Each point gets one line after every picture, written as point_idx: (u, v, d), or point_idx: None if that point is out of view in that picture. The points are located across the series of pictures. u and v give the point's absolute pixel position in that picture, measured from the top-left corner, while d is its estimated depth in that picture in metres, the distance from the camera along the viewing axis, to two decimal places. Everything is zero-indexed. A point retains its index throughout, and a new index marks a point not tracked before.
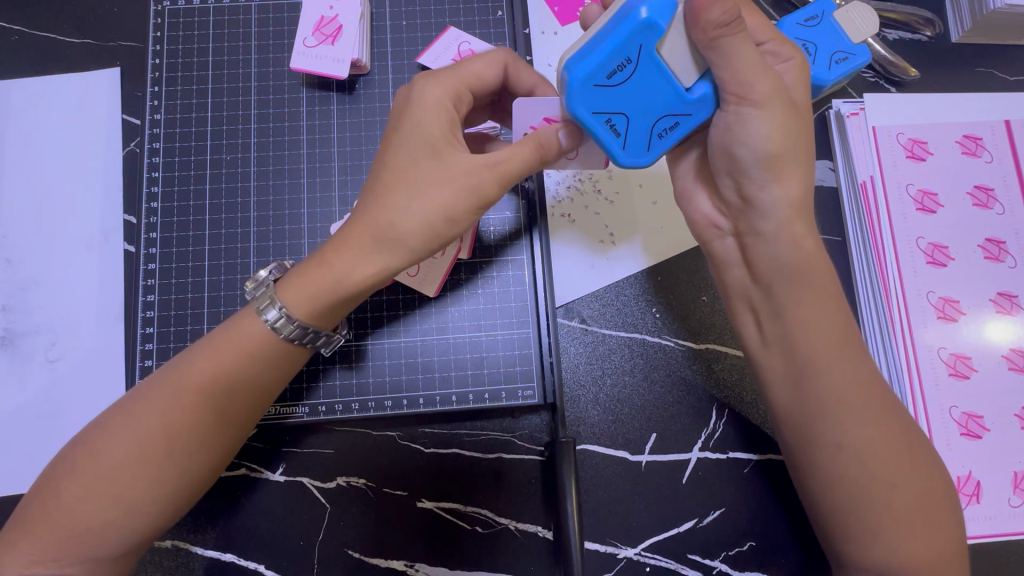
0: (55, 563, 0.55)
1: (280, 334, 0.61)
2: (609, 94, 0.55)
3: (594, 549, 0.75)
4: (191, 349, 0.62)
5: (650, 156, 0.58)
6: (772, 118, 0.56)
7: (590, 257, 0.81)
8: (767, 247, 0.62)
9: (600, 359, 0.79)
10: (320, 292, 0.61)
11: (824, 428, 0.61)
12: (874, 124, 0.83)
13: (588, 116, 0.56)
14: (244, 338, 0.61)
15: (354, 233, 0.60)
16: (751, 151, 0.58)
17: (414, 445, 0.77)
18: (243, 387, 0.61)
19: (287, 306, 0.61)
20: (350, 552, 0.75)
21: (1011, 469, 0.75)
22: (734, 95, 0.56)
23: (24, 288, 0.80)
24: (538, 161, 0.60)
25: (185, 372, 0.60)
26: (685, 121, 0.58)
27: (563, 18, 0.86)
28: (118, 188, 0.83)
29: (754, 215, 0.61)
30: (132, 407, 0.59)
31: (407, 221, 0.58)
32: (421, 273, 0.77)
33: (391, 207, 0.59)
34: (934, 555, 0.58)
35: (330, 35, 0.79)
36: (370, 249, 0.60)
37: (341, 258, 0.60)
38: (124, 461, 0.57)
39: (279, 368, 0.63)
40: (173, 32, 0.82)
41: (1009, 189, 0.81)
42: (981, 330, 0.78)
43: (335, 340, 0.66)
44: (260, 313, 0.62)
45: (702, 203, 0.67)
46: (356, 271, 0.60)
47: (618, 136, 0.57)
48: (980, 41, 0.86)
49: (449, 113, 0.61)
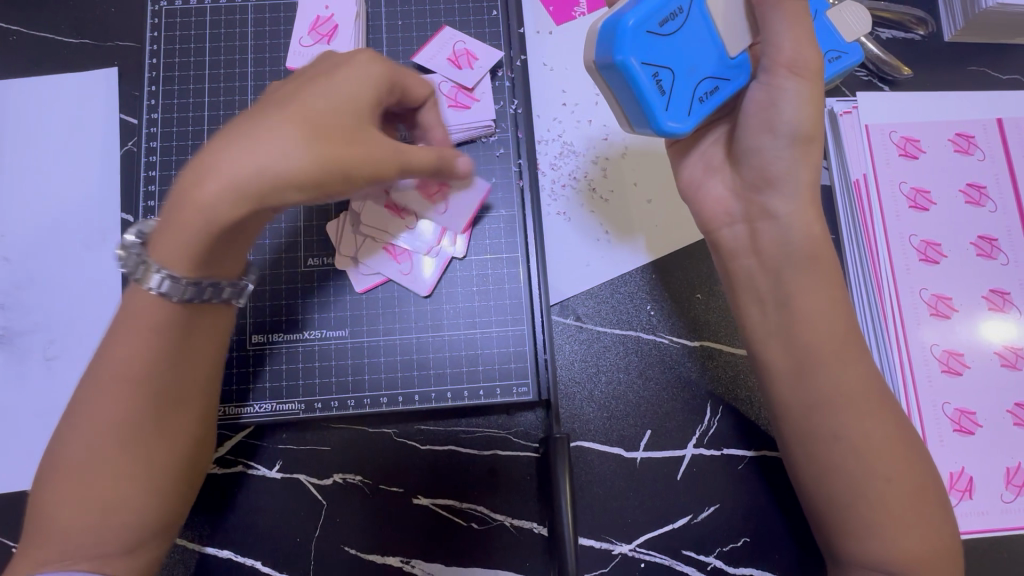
0: (61, 563, 0.55)
1: (161, 292, 0.54)
2: (657, 46, 0.58)
3: (588, 545, 0.76)
4: (102, 343, 0.57)
5: (691, 119, 0.60)
6: (808, 91, 0.58)
7: (583, 255, 0.81)
8: (782, 230, 0.63)
9: (594, 356, 0.80)
10: (181, 227, 0.51)
11: (823, 421, 0.61)
12: (867, 123, 0.83)
13: (638, 66, 0.57)
14: (142, 314, 0.55)
15: (222, 136, 0.50)
16: (785, 129, 0.60)
17: (409, 442, 0.77)
18: (187, 361, 0.59)
19: (160, 260, 0.53)
20: (347, 549, 0.75)
21: (1003, 465, 0.76)
22: (784, 66, 0.58)
23: (22, 287, 0.81)
24: (434, 169, 0.58)
25: (106, 361, 0.56)
26: (724, 87, 0.61)
27: (557, 18, 0.87)
28: (115, 188, 0.83)
29: (771, 194, 0.63)
30: (79, 413, 0.56)
31: (274, 127, 0.50)
32: (414, 270, 0.78)
33: (266, 120, 0.51)
34: (928, 549, 0.59)
35: (325, 35, 0.81)
36: (223, 150, 0.49)
37: (191, 169, 0.50)
38: (97, 452, 0.56)
39: (217, 341, 0.62)
40: (169, 32, 0.83)
41: (1001, 187, 0.82)
42: (974, 327, 0.79)
43: (245, 287, 0.61)
44: (140, 280, 0.54)
45: (714, 191, 0.68)
46: (206, 180, 0.49)
47: (664, 92, 0.58)
48: (973, 40, 0.87)
49: (368, 77, 0.57)
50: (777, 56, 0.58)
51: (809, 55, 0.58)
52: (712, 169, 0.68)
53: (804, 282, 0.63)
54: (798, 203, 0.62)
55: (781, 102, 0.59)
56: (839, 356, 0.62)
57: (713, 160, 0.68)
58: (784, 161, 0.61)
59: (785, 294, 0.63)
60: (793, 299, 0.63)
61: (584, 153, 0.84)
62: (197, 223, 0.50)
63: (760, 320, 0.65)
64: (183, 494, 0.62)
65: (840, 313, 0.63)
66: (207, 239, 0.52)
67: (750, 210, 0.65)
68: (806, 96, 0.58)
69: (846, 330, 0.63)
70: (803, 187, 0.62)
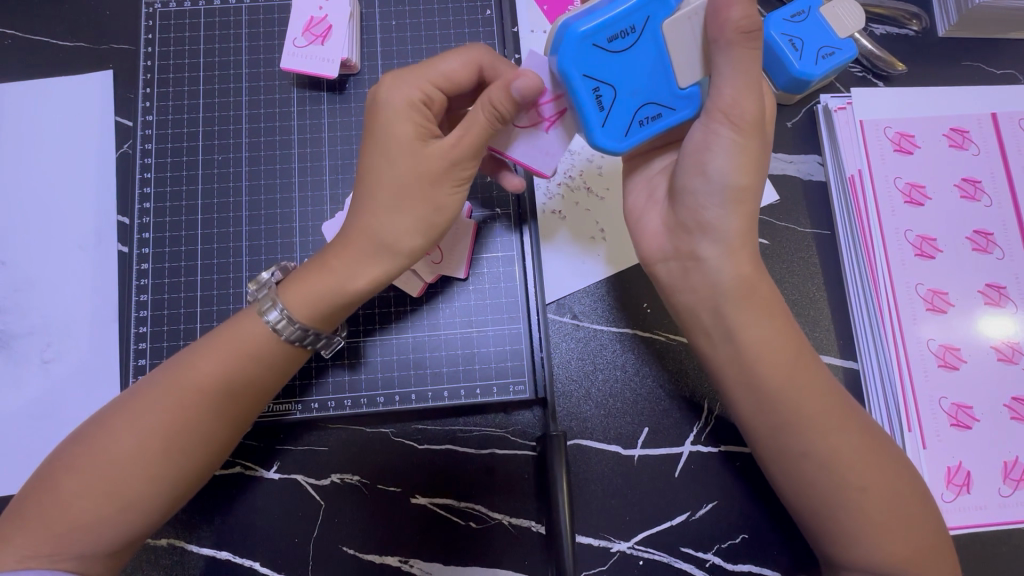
0: (50, 558, 0.56)
1: (288, 338, 0.63)
2: (601, 62, 0.56)
3: (586, 543, 0.76)
4: (189, 351, 0.63)
5: (626, 141, 0.59)
6: (741, 144, 0.57)
7: (578, 254, 0.81)
8: (712, 269, 0.62)
9: (591, 354, 0.80)
10: (327, 303, 0.63)
11: (791, 439, 0.61)
12: (862, 118, 0.83)
13: (580, 78, 0.56)
14: (244, 339, 0.62)
15: (352, 239, 0.63)
16: (717, 178, 0.58)
17: (407, 442, 0.77)
18: (247, 389, 0.62)
19: (287, 301, 0.62)
20: (345, 549, 0.75)
21: (1000, 460, 0.76)
22: (720, 111, 0.56)
23: (19, 290, 0.81)
24: (497, 123, 0.59)
25: (187, 371, 0.61)
26: (666, 115, 0.59)
27: (552, 16, 0.84)
28: (111, 189, 0.83)
29: (702, 239, 0.62)
30: (130, 409, 0.60)
31: (404, 226, 0.61)
32: (445, 257, 0.77)
33: (382, 217, 0.61)
34: (920, 545, 0.59)
35: (319, 36, 0.79)
36: (370, 258, 0.63)
37: (351, 265, 0.63)
38: (131, 455, 0.58)
39: (279, 369, 0.64)
40: (164, 34, 0.83)
41: (996, 182, 0.82)
42: (971, 321, 0.79)
43: (336, 340, 0.67)
44: (264, 315, 0.62)
45: (650, 226, 0.68)
46: (358, 281, 0.63)
47: (602, 108, 0.58)
48: (967, 35, 0.87)
49: (418, 121, 0.61)
50: (717, 101, 0.56)
51: (747, 106, 0.56)
52: (654, 199, 0.68)
53: (745, 318, 0.62)
54: (727, 247, 0.61)
55: (715, 150, 0.58)
56: (803, 369, 0.61)
57: (656, 190, 0.68)
58: (710, 204, 0.60)
59: (729, 328, 0.62)
60: (737, 331, 0.62)
61: (580, 152, 0.84)
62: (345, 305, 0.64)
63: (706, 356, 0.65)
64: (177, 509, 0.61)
65: (797, 331, 0.63)
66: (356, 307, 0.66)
67: (681, 250, 0.64)
68: (741, 149, 0.57)
69: (807, 346, 0.63)
70: (738, 236, 0.61)
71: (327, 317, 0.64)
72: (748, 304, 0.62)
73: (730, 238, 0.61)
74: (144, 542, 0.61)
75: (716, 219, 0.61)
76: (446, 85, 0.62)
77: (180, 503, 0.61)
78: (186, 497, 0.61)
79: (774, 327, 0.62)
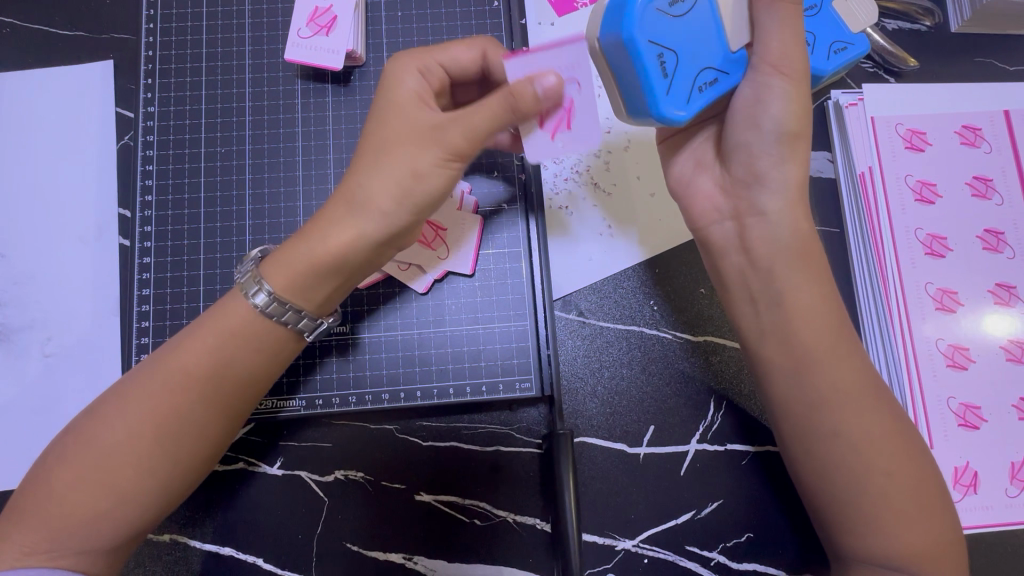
0: (48, 555, 0.55)
1: (264, 310, 0.61)
2: (661, 31, 0.54)
3: (591, 541, 0.76)
4: (179, 336, 0.62)
5: (688, 108, 0.56)
6: (795, 90, 0.57)
7: (587, 249, 0.81)
8: (769, 231, 0.62)
9: (598, 351, 0.79)
10: (300, 267, 0.60)
11: None
12: (872, 114, 0.82)
13: (644, 45, 0.53)
14: (230, 320, 0.61)
15: (333, 203, 0.61)
16: (771, 124, 0.58)
17: (412, 439, 0.77)
18: (239, 376, 0.61)
19: (269, 280, 0.61)
20: (349, 545, 0.75)
21: (1008, 460, 0.76)
22: (769, 63, 0.57)
23: (19, 283, 0.80)
24: (507, 113, 0.57)
25: (175, 357, 0.60)
26: (723, 80, 0.59)
27: (559, 9, 0.84)
28: (112, 182, 0.82)
29: (760, 191, 0.62)
30: (124, 397, 0.59)
31: (381, 186, 0.58)
32: (451, 253, 0.77)
33: (362, 176, 0.59)
34: (930, 543, 0.58)
35: (324, 27, 0.78)
36: (344, 215, 0.59)
37: (330, 230, 0.59)
38: (122, 445, 0.57)
39: (270, 356, 0.63)
40: (166, 24, 0.82)
41: (1008, 180, 0.81)
42: (979, 321, 0.78)
43: (321, 323, 0.64)
44: (249, 296, 0.61)
45: (703, 186, 0.67)
46: (334, 242, 0.59)
47: (666, 76, 0.55)
48: (980, 31, 0.86)
49: (416, 87, 0.62)
50: (765, 52, 0.57)
51: (795, 57, 0.56)
52: (702, 165, 0.68)
53: (782, 291, 0.61)
54: (788, 199, 0.61)
55: (769, 100, 0.58)
56: (838, 354, 0.61)
57: (705, 155, 0.67)
58: (768, 156, 0.60)
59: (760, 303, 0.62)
60: None
61: None
62: (320, 270, 0.60)
63: (751, 330, 0.65)
64: (170, 504, 0.60)
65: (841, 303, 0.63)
66: (336, 282, 0.62)
67: (738, 206, 0.64)
68: (797, 95, 0.57)
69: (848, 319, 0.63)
70: (796, 183, 0.61)
71: (309, 292, 0.61)
72: (803, 264, 0.62)
73: (790, 186, 0.61)
74: (142, 539, 0.61)
75: (772, 169, 0.61)
76: (450, 67, 0.65)
77: (174, 498, 0.60)
78: (182, 490, 0.60)
79: (818, 295, 0.61)
